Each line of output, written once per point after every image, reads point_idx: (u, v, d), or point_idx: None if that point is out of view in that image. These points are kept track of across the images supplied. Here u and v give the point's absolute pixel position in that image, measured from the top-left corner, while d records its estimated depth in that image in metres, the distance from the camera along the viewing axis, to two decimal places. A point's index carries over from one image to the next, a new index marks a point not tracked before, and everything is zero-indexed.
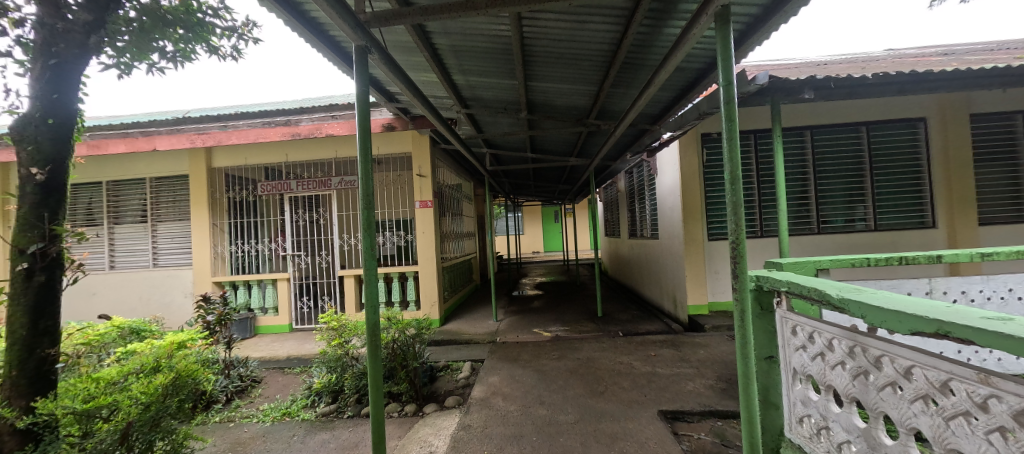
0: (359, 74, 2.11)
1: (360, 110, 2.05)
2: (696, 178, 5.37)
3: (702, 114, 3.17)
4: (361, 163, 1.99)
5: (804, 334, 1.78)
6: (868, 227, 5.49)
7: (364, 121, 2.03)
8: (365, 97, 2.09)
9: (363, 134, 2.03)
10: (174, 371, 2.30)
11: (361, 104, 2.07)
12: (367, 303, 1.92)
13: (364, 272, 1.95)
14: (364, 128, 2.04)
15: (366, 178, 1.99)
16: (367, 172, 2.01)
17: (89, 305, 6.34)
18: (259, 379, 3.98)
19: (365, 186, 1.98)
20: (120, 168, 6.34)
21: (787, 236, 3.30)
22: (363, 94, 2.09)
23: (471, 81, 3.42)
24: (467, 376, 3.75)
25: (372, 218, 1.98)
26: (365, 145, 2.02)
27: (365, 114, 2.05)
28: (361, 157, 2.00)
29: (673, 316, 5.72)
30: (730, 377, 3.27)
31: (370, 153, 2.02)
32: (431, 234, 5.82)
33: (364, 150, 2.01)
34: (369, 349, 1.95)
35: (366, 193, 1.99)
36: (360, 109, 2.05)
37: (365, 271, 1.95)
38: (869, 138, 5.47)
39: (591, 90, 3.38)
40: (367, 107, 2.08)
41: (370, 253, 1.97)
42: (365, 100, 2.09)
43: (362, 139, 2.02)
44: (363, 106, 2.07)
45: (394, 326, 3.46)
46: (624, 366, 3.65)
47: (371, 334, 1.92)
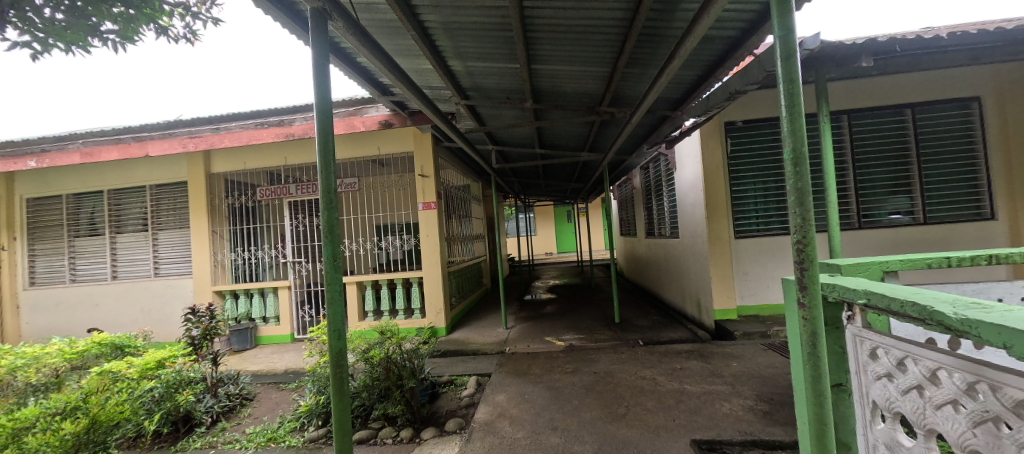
0: (314, 42, 1.76)
1: (318, 97, 1.75)
2: (720, 172, 4.91)
3: (733, 94, 2.75)
4: (322, 168, 1.69)
5: (891, 359, 1.38)
6: (916, 221, 4.94)
7: (323, 117, 1.72)
8: (322, 77, 1.76)
9: (324, 133, 1.72)
10: (91, 419, 2.30)
11: (318, 87, 1.75)
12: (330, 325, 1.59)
13: (325, 287, 1.62)
14: (324, 126, 1.72)
15: (328, 180, 1.68)
16: (330, 173, 1.70)
17: (92, 317, 6.24)
18: (250, 396, 3.72)
19: (327, 189, 1.67)
20: (119, 175, 6.22)
21: (838, 234, 2.83)
22: (321, 73, 1.77)
23: (468, 66, 3.08)
24: (471, 394, 3.39)
25: (335, 222, 1.66)
26: (327, 146, 1.71)
27: (325, 107, 1.74)
28: (322, 156, 1.69)
29: (698, 321, 5.25)
30: (772, 396, 2.82)
31: (331, 159, 1.71)
32: (435, 237, 5.48)
33: (325, 146, 1.71)
34: (333, 381, 1.61)
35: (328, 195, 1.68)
36: (319, 100, 1.74)
37: (327, 286, 1.62)
38: (916, 122, 4.93)
39: (605, 71, 2.99)
40: (326, 94, 1.76)
41: (333, 264, 1.64)
42: (325, 83, 1.76)
43: (321, 140, 1.70)
44: (322, 92, 1.76)
45: (387, 340, 3.13)
46: (647, 382, 3.24)
47: (338, 362, 1.60)
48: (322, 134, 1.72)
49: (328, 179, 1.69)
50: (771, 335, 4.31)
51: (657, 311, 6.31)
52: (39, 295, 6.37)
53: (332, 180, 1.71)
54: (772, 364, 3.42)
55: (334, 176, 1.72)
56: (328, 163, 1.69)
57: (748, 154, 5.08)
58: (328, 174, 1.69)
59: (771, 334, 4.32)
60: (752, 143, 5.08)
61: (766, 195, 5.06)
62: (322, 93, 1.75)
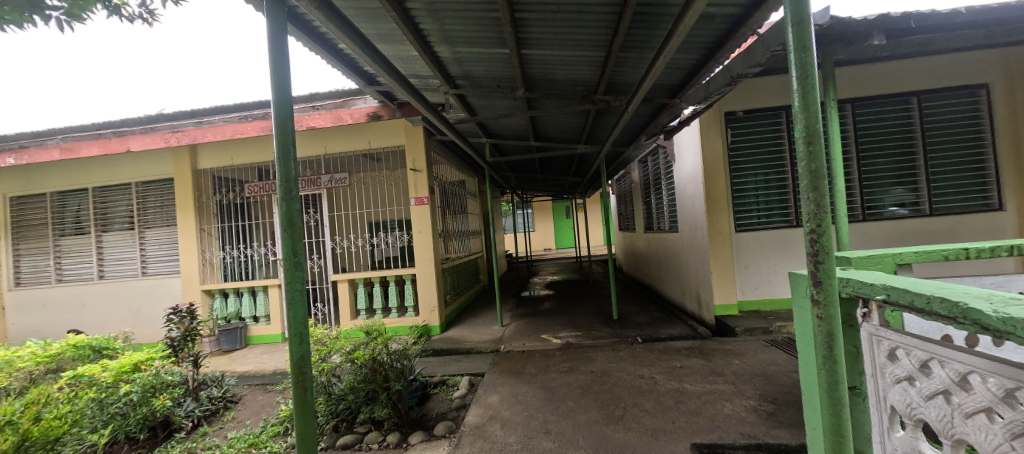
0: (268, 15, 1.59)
1: (274, 75, 1.57)
2: (720, 163, 4.76)
3: (734, 78, 2.60)
4: (279, 160, 1.53)
5: (914, 361, 1.24)
6: (921, 212, 4.79)
7: (281, 98, 1.57)
8: (278, 56, 1.59)
9: (281, 120, 1.56)
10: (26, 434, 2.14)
11: (274, 67, 1.58)
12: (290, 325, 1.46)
13: (285, 285, 1.48)
14: (282, 109, 1.57)
15: (287, 167, 1.53)
16: (289, 163, 1.55)
17: (79, 318, 6.10)
18: (235, 399, 3.60)
19: (286, 177, 1.51)
20: (105, 173, 6.06)
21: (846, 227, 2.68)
22: (277, 48, 1.58)
23: (457, 52, 2.93)
24: (462, 396, 3.27)
25: (296, 215, 1.52)
26: (285, 132, 1.56)
27: (284, 89, 1.59)
28: (280, 138, 1.55)
29: (698, 317, 5.12)
30: (776, 396, 2.69)
31: (291, 149, 1.56)
32: (428, 234, 5.33)
33: (283, 129, 1.56)
34: (296, 391, 1.48)
35: (286, 178, 1.53)
36: (274, 76, 1.57)
37: (287, 287, 1.48)
38: (922, 111, 4.77)
39: (599, 56, 2.83)
40: (284, 76, 1.59)
41: (292, 261, 1.49)
42: (282, 65, 1.59)
43: (279, 133, 1.55)
44: (278, 65, 1.59)
45: (373, 341, 2.99)
46: (646, 381, 3.11)
47: (300, 370, 1.46)
48: (279, 111, 1.57)
49: (286, 163, 1.54)
50: (773, 331, 4.18)
51: (657, 306, 6.19)
52: (25, 296, 6.24)
53: (291, 166, 1.56)
54: (775, 361, 3.29)
55: (294, 161, 1.57)
56: (286, 146, 1.55)
57: (749, 145, 4.93)
58: (286, 158, 1.54)
59: (773, 330, 4.18)
60: (753, 133, 4.94)
61: (767, 187, 4.92)
62: (278, 68, 1.58)
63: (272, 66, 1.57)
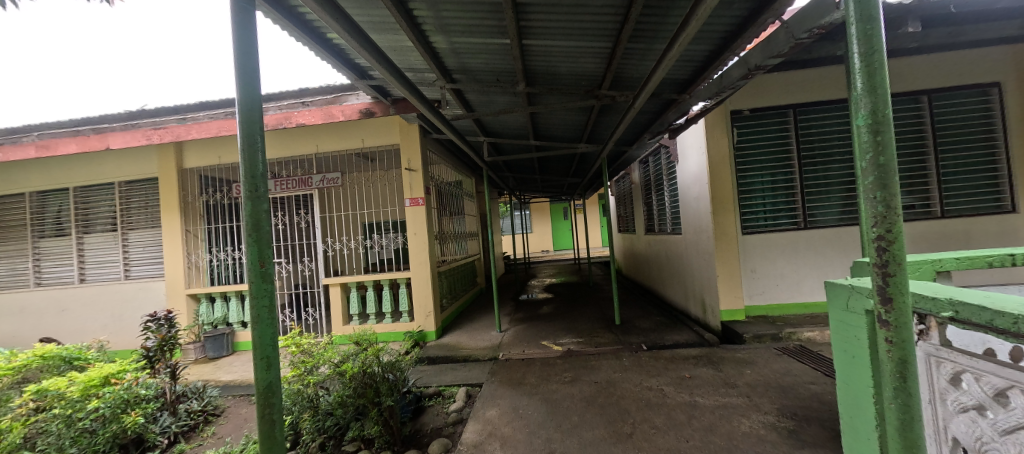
0: None
1: (238, 59, 1.38)
2: (726, 163, 4.59)
3: (751, 71, 2.43)
4: (244, 156, 1.36)
5: (988, 388, 1.07)
6: (932, 214, 4.64)
7: (246, 84, 1.38)
8: (243, 37, 1.39)
9: (246, 110, 1.38)
10: None
11: (239, 49, 1.38)
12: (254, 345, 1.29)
13: (249, 300, 1.32)
14: (247, 97, 1.38)
15: (253, 163, 1.36)
16: (255, 160, 1.37)
17: (59, 323, 5.85)
18: (217, 412, 3.38)
19: (251, 173, 1.35)
20: (87, 172, 5.81)
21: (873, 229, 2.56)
22: (243, 27, 1.39)
23: (454, 43, 2.74)
24: (459, 409, 3.07)
25: (262, 217, 1.35)
26: (251, 124, 1.37)
27: (249, 74, 1.39)
28: (245, 125, 1.37)
29: (703, 323, 4.95)
30: (795, 411, 2.52)
31: (257, 143, 1.38)
32: (424, 236, 5.13)
33: (248, 116, 1.37)
34: (261, 422, 1.32)
35: (251, 173, 1.36)
36: (239, 60, 1.38)
37: (252, 302, 1.32)
38: (933, 110, 4.62)
39: (606, 48, 2.66)
40: (249, 60, 1.40)
41: (259, 272, 1.33)
42: (249, 46, 1.40)
43: (244, 125, 1.37)
44: (244, 46, 1.40)
45: (363, 352, 2.79)
46: (654, 394, 2.92)
47: (267, 400, 1.31)
48: (243, 95, 1.38)
49: (252, 154, 1.37)
50: (783, 338, 4.01)
51: (659, 310, 6.02)
52: (3, 300, 5.97)
53: (257, 158, 1.39)
54: (789, 372, 3.12)
55: (261, 153, 1.40)
56: (252, 136, 1.37)
57: (755, 145, 4.78)
58: (251, 150, 1.37)
59: (783, 337, 4.01)
60: (759, 132, 4.78)
61: (774, 188, 4.77)
62: (244, 49, 1.39)
63: (237, 47, 1.38)
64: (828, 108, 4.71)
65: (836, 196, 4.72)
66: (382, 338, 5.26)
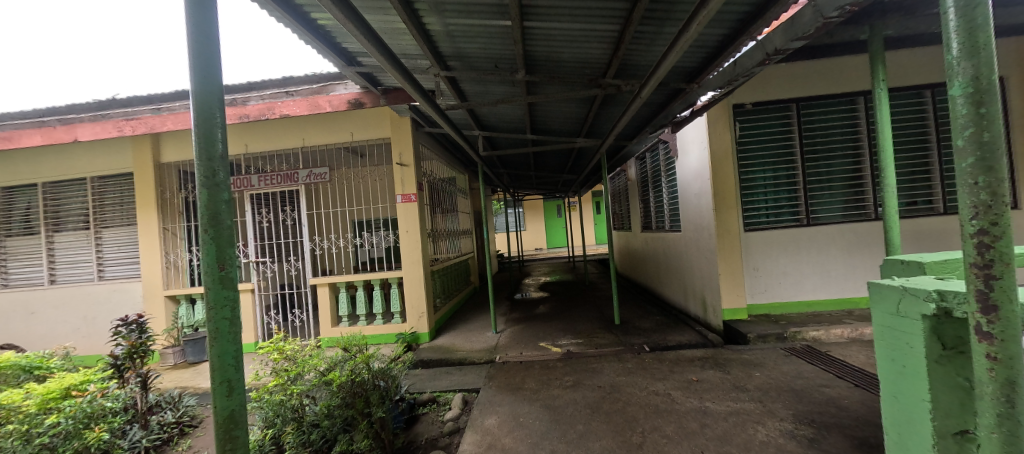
0: None
1: (192, 13, 1.19)
2: (728, 157, 4.45)
3: (768, 57, 2.29)
4: (200, 131, 1.18)
5: None
6: (934, 210, 4.47)
7: (202, 49, 1.19)
8: None
9: (203, 77, 1.19)
10: None
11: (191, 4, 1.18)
12: (213, 364, 1.13)
13: (206, 311, 1.15)
14: (204, 62, 1.19)
15: (210, 141, 1.18)
16: (212, 137, 1.19)
17: (28, 327, 5.51)
18: (194, 423, 3.14)
19: (207, 153, 1.17)
20: (57, 166, 5.47)
21: (898, 221, 2.50)
22: None
23: (450, 25, 2.53)
24: (455, 418, 2.89)
25: (221, 207, 1.17)
26: (208, 96, 1.19)
27: (205, 34, 1.20)
28: (199, 95, 1.18)
29: (704, 322, 4.83)
30: (813, 417, 2.39)
31: (216, 117, 1.20)
32: (415, 234, 4.91)
33: (203, 84, 1.19)
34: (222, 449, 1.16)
35: (207, 149, 1.18)
36: (194, 16, 1.19)
37: (210, 306, 1.15)
38: (937, 103, 4.45)
39: (613, 32, 2.50)
40: (203, 16, 1.20)
41: (216, 275, 1.17)
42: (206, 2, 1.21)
43: (200, 94, 1.18)
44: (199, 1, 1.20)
45: (351, 360, 2.58)
46: (662, 399, 2.77)
47: (229, 426, 1.16)
48: (196, 63, 1.18)
49: (210, 129, 1.18)
50: (788, 338, 3.88)
51: (658, 310, 5.90)
52: None
53: (216, 134, 1.21)
54: (800, 374, 2.99)
55: (221, 129, 1.22)
56: (209, 107, 1.19)
57: (758, 138, 4.66)
58: (208, 124, 1.18)
59: (788, 337, 3.89)
60: (760, 127, 4.66)
61: (776, 185, 4.66)
62: (198, 5, 1.19)
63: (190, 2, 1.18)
64: (831, 102, 4.61)
65: (839, 193, 4.61)
66: (372, 340, 5.02)
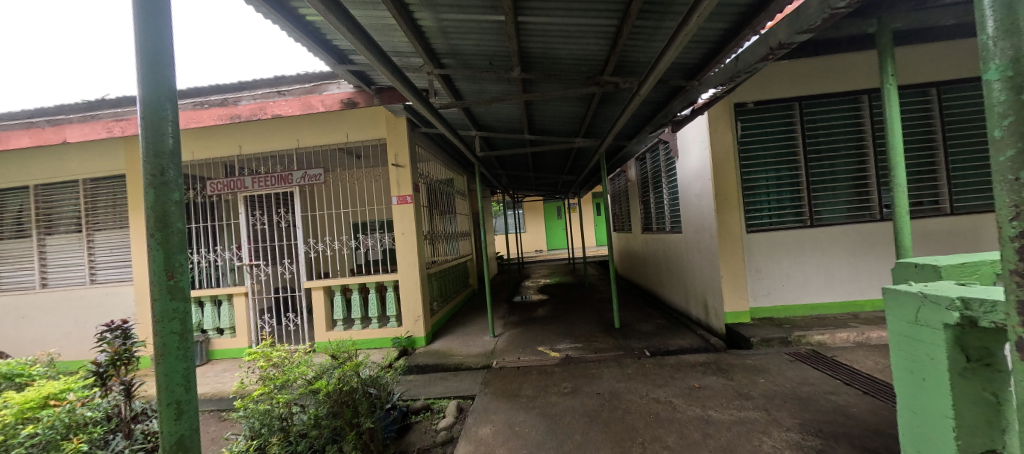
0: None
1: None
2: (730, 158, 4.36)
3: (772, 51, 2.20)
4: (149, 125, 1.10)
5: None
6: (940, 211, 4.37)
7: (150, 36, 1.11)
8: None
9: (152, 66, 1.11)
10: None
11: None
12: (157, 383, 1.07)
13: (153, 325, 1.09)
14: (154, 51, 1.12)
15: (160, 136, 1.11)
16: (163, 131, 1.12)
17: (19, 331, 5.43)
18: None
19: (156, 150, 1.10)
20: (49, 169, 5.40)
21: (909, 222, 2.42)
22: None
23: (442, 20, 2.45)
24: (449, 427, 2.79)
25: (169, 209, 1.11)
26: (157, 87, 1.12)
27: (154, 21, 1.13)
28: (148, 84, 1.10)
29: (706, 326, 4.72)
30: (820, 427, 2.29)
31: (165, 111, 1.13)
32: (411, 236, 4.83)
33: (152, 72, 1.11)
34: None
35: (155, 146, 1.10)
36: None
37: (156, 319, 1.08)
38: (942, 102, 4.35)
39: (610, 27, 2.41)
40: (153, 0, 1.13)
41: (165, 284, 1.10)
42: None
43: (148, 84, 1.10)
44: None
45: (339, 367, 2.49)
46: (663, 408, 2.67)
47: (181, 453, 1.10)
48: (143, 53, 1.10)
49: (159, 123, 1.11)
50: (793, 342, 3.78)
51: (659, 313, 5.80)
52: None
53: (167, 129, 1.14)
54: (805, 380, 2.89)
55: (172, 122, 1.14)
56: (158, 100, 1.12)
57: (759, 138, 4.57)
58: (157, 118, 1.11)
59: (792, 341, 3.79)
60: (762, 126, 4.57)
61: (778, 185, 4.56)
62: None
63: None
64: (834, 101, 4.52)
65: (843, 193, 4.52)
66: (367, 345, 4.93)
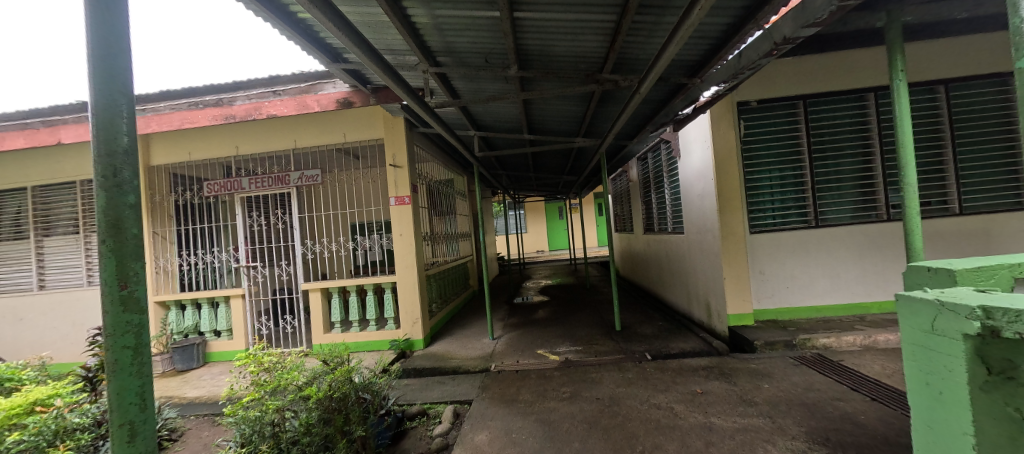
0: None
1: None
2: (733, 157, 4.27)
3: (776, 47, 2.13)
4: (101, 122, 1.05)
5: None
6: (949, 211, 4.27)
7: (104, 29, 1.07)
8: None
9: (103, 59, 1.06)
10: None
11: None
12: (108, 403, 1.02)
13: (103, 339, 1.03)
14: (106, 43, 1.07)
15: (112, 132, 1.06)
16: (119, 129, 1.08)
17: (17, 333, 5.41)
18: (173, 438, 3.01)
19: (109, 147, 1.05)
20: (47, 170, 5.38)
21: (920, 223, 2.34)
22: None
23: (436, 16, 2.38)
24: (445, 433, 2.73)
25: (123, 211, 1.06)
26: (112, 82, 1.08)
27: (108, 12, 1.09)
28: (99, 78, 1.05)
29: (708, 328, 4.65)
30: (826, 435, 2.21)
31: (119, 105, 1.08)
32: (409, 237, 4.77)
33: (104, 65, 1.06)
34: None
35: (108, 144, 1.06)
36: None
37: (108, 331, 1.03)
38: (950, 100, 4.26)
39: (609, 22, 2.34)
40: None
41: (117, 296, 1.05)
42: None
43: (101, 78, 1.06)
44: None
45: (330, 374, 2.45)
46: (664, 414, 2.60)
47: None
48: (96, 47, 1.06)
49: (113, 119, 1.07)
50: (798, 346, 3.69)
51: (661, 315, 5.72)
52: None
53: (121, 126, 1.09)
54: (811, 386, 2.81)
55: (126, 118, 1.10)
56: (112, 94, 1.07)
57: (763, 137, 4.48)
58: (110, 115, 1.07)
59: (797, 345, 3.70)
60: (766, 125, 4.49)
61: (782, 185, 4.48)
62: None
63: None
64: (839, 99, 4.43)
65: (849, 193, 4.43)
66: (365, 347, 4.88)
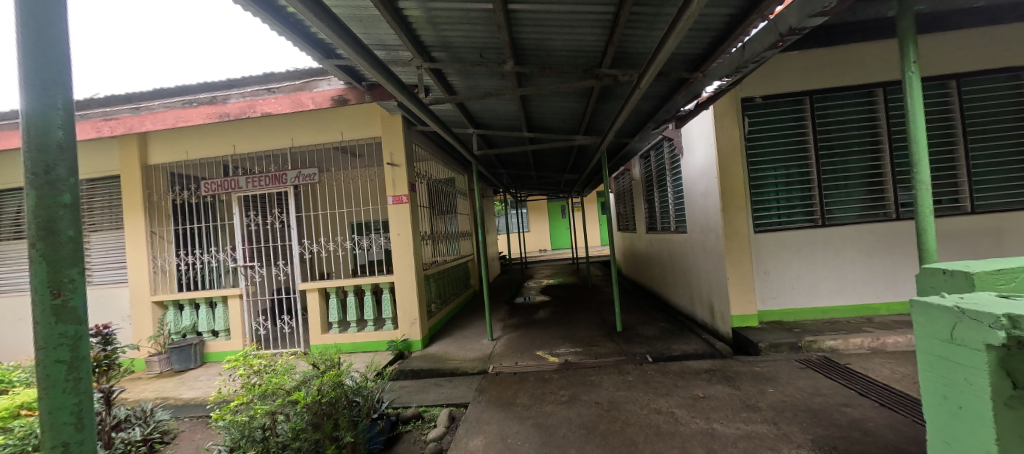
0: None
1: None
2: (737, 155, 4.17)
3: (781, 39, 2.04)
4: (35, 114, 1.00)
5: None
6: (961, 210, 4.14)
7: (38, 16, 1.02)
8: None
9: (34, 46, 1.01)
10: None
11: None
12: (40, 423, 0.97)
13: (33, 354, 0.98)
14: (38, 30, 1.02)
15: (45, 125, 1.02)
16: (55, 123, 1.04)
17: (17, 333, 5.41)
18: (163, 441, 2.96)
19: (42, 140, 1.01)
20: None
21: (933, 223, 2.23)
22: None
23: (428, 9, 2.30)
24: (439, 438, 2.66)
25: (59, 210, 1.02)
26: (45, 71, 1.03)
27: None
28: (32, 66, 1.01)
29: (712, 329, 4.56)
30: (833, 443, 2.12)
31: (54, 95, 1.04)
32: (407, 236, 4.70)
33: (37, 52, 1.02)
34: None
35: (40, 138, 1.01)
36: None
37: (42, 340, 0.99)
38: (963, 95, 4.13)
39: (607, 15, 2.25)
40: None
41: (49, 305, 1.00)
42: None
43: (34, 68, 1.01)
44: None
45: (321, 377, 2.38)
46: (664, 419, 2.52)
47: None
48: (29, 36, 1.00)
49: (46, 109, 1.02)
50: (803, 348, 3.59)
51: (664, 315, 5.63)
52: None
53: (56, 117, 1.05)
54: (817, 391, 2.72)
55: (63, 109, 1.05)
56: (47, 83, 1.03)
57: (768, 134, 4.37)
58: (45, 106, 1.02)
59: (803, 347, 3.60)
60: (771, 122, 4.38)
61: (788, 183, 4.37)
62: None
63: None
64: (847, 95, 4.31)
65: (857, 191, 4.32)
66: (363, 348, 4.83)
